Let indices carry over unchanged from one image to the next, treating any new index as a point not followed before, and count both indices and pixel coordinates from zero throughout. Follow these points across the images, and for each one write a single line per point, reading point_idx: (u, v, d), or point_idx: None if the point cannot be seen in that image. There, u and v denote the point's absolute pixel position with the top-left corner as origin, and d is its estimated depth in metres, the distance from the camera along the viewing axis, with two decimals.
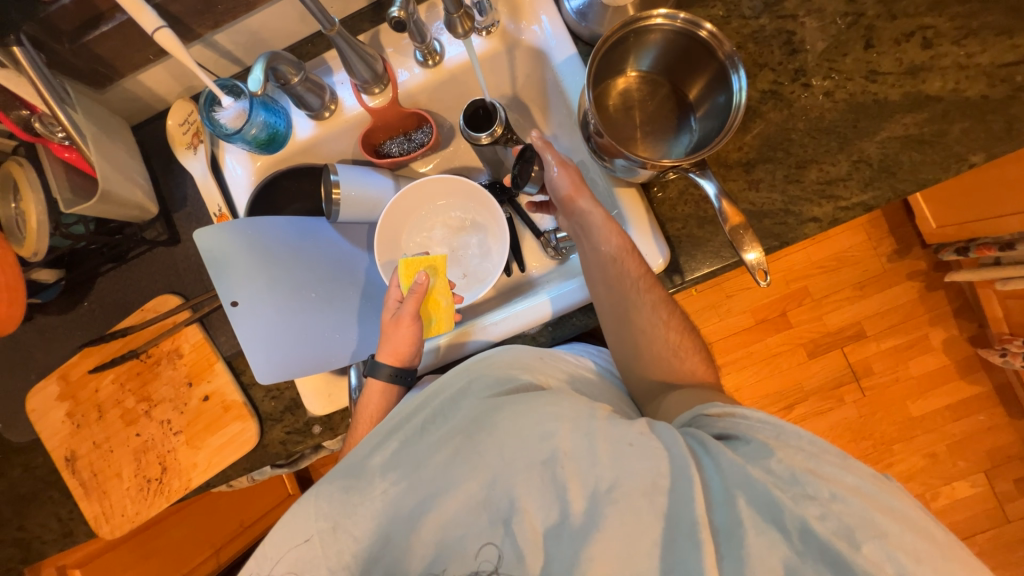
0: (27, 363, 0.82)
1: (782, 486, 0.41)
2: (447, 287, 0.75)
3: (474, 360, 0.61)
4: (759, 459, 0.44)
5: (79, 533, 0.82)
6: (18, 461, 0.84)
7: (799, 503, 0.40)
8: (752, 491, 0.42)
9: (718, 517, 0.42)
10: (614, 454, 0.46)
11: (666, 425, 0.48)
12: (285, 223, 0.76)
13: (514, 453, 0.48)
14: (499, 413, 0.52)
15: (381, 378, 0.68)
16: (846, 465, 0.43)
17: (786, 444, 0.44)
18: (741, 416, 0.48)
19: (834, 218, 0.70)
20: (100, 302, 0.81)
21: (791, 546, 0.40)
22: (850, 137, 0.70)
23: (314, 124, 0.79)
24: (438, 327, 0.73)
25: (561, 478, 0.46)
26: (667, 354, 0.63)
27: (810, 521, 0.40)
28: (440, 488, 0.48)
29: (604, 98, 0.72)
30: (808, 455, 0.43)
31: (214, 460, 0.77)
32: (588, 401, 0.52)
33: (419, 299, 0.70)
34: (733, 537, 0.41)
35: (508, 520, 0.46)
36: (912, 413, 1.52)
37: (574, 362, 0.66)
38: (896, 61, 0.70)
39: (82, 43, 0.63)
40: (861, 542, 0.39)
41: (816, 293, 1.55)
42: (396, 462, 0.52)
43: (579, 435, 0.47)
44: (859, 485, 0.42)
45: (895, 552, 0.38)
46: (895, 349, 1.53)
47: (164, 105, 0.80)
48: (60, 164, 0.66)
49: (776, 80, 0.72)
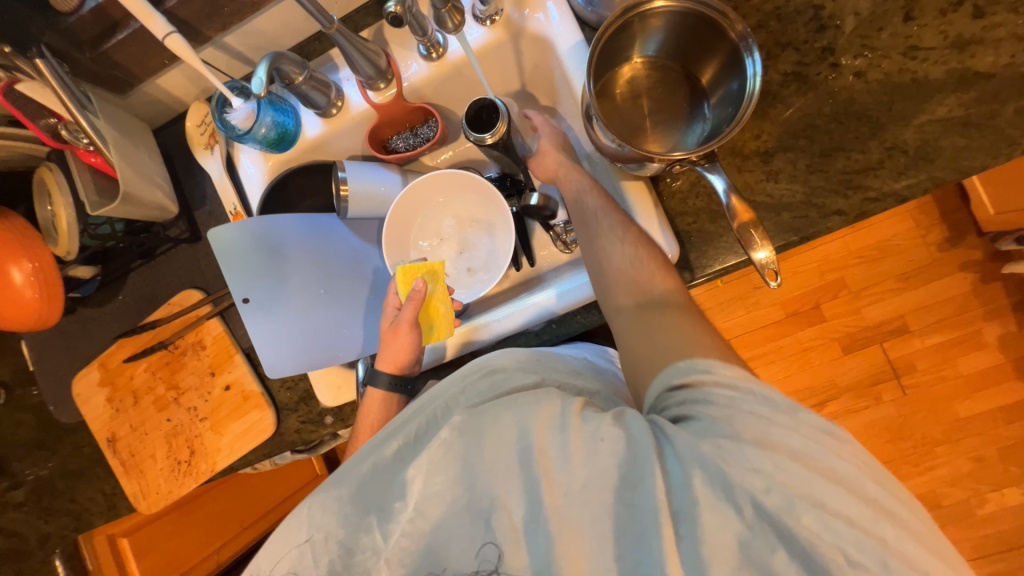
0: (72, 351, 0.90)
1: (730, 461, 0.42)
2: (446, 293, 0.74)
3: (470, 364, 0.61)
4: (709, 436, 0.45)
5: (122, 507, 0.90)
6: (70, 439, 0.92)
7: (746, 477, 0.41)
8: (705, 467, 0.43)
9: (677, 500, 0.43)
10: (586, 451, 0.46)
11: (634, 414, 0.48)
12: (294, 219, 0.77)
13: (492, 455, 0.48)
14: (482, 414, 0.51)
15: (380, 387, 0.71)
16: (792, 427, 0.44)
17: (737, 416, 0.46)
18: (698, 388, 0.50)
19: (861, 210, 0.64)
20: (133, 296, 0.86)
21: (743, 520, 0.41)
22: (883, 122, 0.64)
23: (322, 121, 0.80)
24: (438, 333, 0.73)
25: (536, 474, 0.46)
26: (626, 266, 0.63)
27: (756, 494, 0.40)
28: (427, 490, 0.49)
29: (610, 88, 0.69)
30: (758, 424, 0.45)
31: (236, 445, 0.81)
32: (564, 395, 0.52)
33: (417, 305, 0.70)
34: (689, 518, 0.42)
35: (488, 517, 0.47)
36: (958, 414, 1.41)
37: (577, 364, 0.66)
38: (940, 35, 0.63)
39: (101, 51, 0.66)
40: (801, 513, 0.39)
41: (854, 284, 1.46)
42: (389, 468, 0.53)
43: (553, 433, 0.48)
44: (803, 447, 0.43)
45: (831, 520, 0.39)
46: (942, 345, 1.42)
47: (183, 107, 0.83)
48: (86, 168, 0.70)
49: (800, 61, 0.66)
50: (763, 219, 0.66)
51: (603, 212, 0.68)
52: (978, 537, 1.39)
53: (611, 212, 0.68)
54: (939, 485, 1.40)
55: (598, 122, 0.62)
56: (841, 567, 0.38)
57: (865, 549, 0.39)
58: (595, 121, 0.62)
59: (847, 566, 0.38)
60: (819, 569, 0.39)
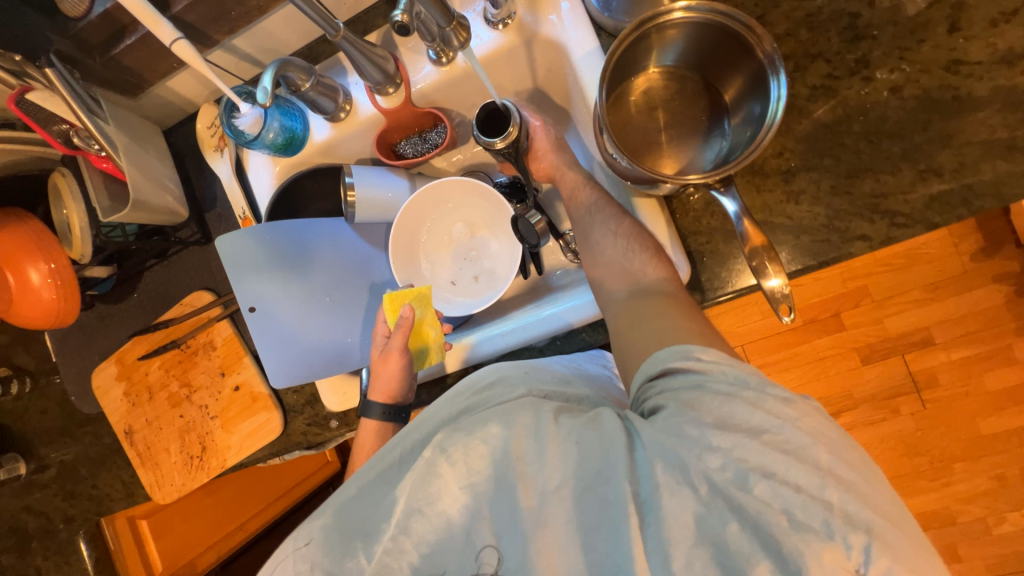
0: (91, 345, 0.92)
1: (688, 445, 0.44)
2: (435, 318, 0.75)
3: (457, 385, 0.60)
4: (673, 421, 0.46)
5: (139, 494, 0.94)
6: (91, 428, 0.96)
7: (701, 458, 0.43)
8: (665, 454, 0.45)
9: (643, 489, 0.44)
10: (561, 454, 0.48)
11: (610, 414, 0.51)
12: (326, 223, 0.81)
13: (471, 470, 0.49)
14: (462, 432, 0.51)
15: (374, 418, 0.72)
16: (754, 405, 0.45)
17: (704, 400, 0.47)
18: (673, 376, 0.51)
19: (888, 236, 0.61)
20: (147, 294, 0.88)
21: (698, 497, 0.42)
22: (917, 142, 0.60)
23: (330, 126, 0.79)
24: (428, 358, 0.74)
25: (513, 478, 0.48)
26: (616, 254, 0.65)
27: (709, 471, 0.42)
28: (410, 510, 0.49)
29: (623, 98, 0.66)
30: (723, 403, 0.46)
31: (245, 444, 0.84)
32: (538, 404, 0.53)
33: (405, 333, 0.71)
34: (654, 506, 0.43)
35: (469, 527, 0.48)
36: (981, 431, 1.36)
37: (565, 372, 0.64)
38: (988, 48, 0.58)
39: (110, 56, 0.66)
40: (753, 485, 0.41)
41: (878, 293, 1.40)
42: (376, 486, 0.55)
43: (529, 439, 0.49)
44: (763, 424, 0.44)
45: (783, 489, 0.40)
46: (968, 359, 1.37)
47: (194, 108, 0.82)
48: (97, 173, 0.71)
49: (830, 73, 0.62)
50: (782, 242, 0.63)
51: (610, 228, 0.67)
52: (993, 556, 1.35)
53: (636, 236, 0.65)
54: (955, 502, 1.36)
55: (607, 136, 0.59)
56: (786, 532, 0.39)
57: (811, 512, 0.39)
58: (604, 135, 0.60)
59: (792, 531, 0.39)
60: (770, 540, 0.39)
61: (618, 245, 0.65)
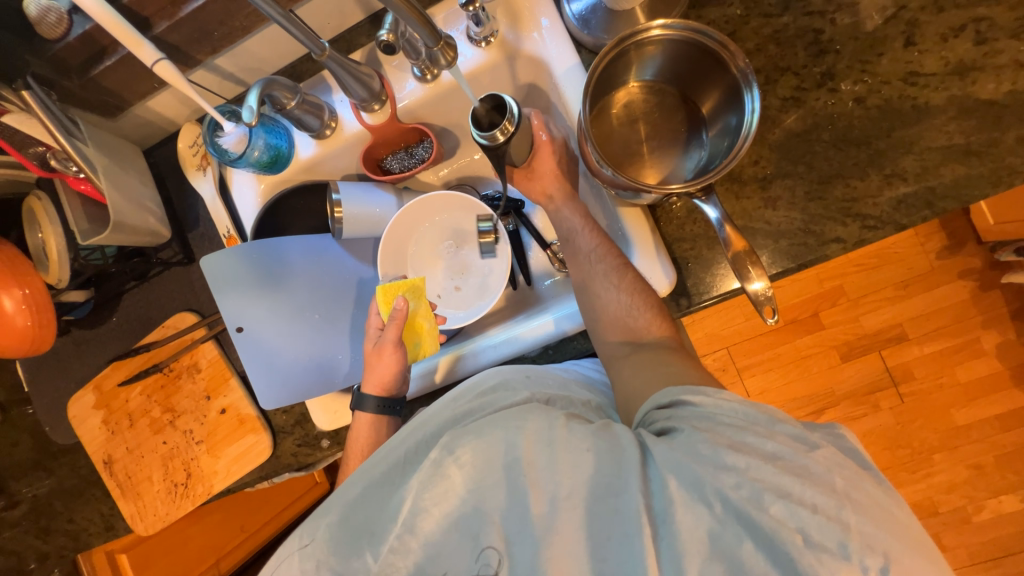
0: (67, 373, 0.89)
1: (702, 462, 0.45)
2: (429, 309, 0.76)
3: (458, 388, 0.61)
4: (687, 440, 0.47)
5: (119, 528, 0.90)
6: (67, 459, 0.92)
7: (715, 475, 0.44)
8: (680, 472, 0.45)
9: (656, 502, 0.45)
10: (572, 462, 0.48)
11: (622, 427, 0.52)
12: (312, 240, 0.81)
13: (482, 468, 0.49)
14: (471, 433, 0.52)
15: (368, 411, 0.72)
16: (766, 434, 0.46)
17: (715, 427, 0.49)
18: (684, 407, 0.53)
19: (860, 238, 0.64)
20: (126, 318, 0.85)
21: (713, 514, 0.43)
22: (883, 149, 0.63)
23: (316, 143, 0.79)
24: (423, 350, 0.75)
25: (522, 483, 0.48)
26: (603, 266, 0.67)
27: (723, 488, 0.43)
28: (416, 508, 0.49)
29: (606, 111, 0.68)
30: (735, 432, 0.48)
31: (233, 469, 0.81)
32: (548, 410, 0.54)
33: (399, 326, 0.72)
34: (667, 520, 0.44)
35: (476, 529, 0.48)
36: (956, 422, 1.42)
37: (567, 376, 0.65)
38: (940, 61, 0.62)
39: (89, 77, 0.65)
40: (768, 504, 0.42)
41: (853, 293, 1.45)
42: (381, 486, 0.54)
43: (541, 446, 0.50)
44: (777, 451, 0.45)
45: (798, 510, 0.41)
46: (941, 353, 1.43)
47: (175, 128, 0.81)
48: (75, 196, 0.70)
49: (798, 85, 0.65)
50: (761, 247, 0.65)
51: (604, 271, 0.67)
52: (974, 543, 1.40)
53: (614, 271, 0.67)
54: (937, 492, 1.41)
55: (588, 145, 0.60)
56: (801, 550, 0.40)
57: (826, 532, 0.40)
58: (585, 145, 0.61)
59: (807, 549, 0.40)
60: (783, 556, 0.40)
61: (614, 272, 0.66)
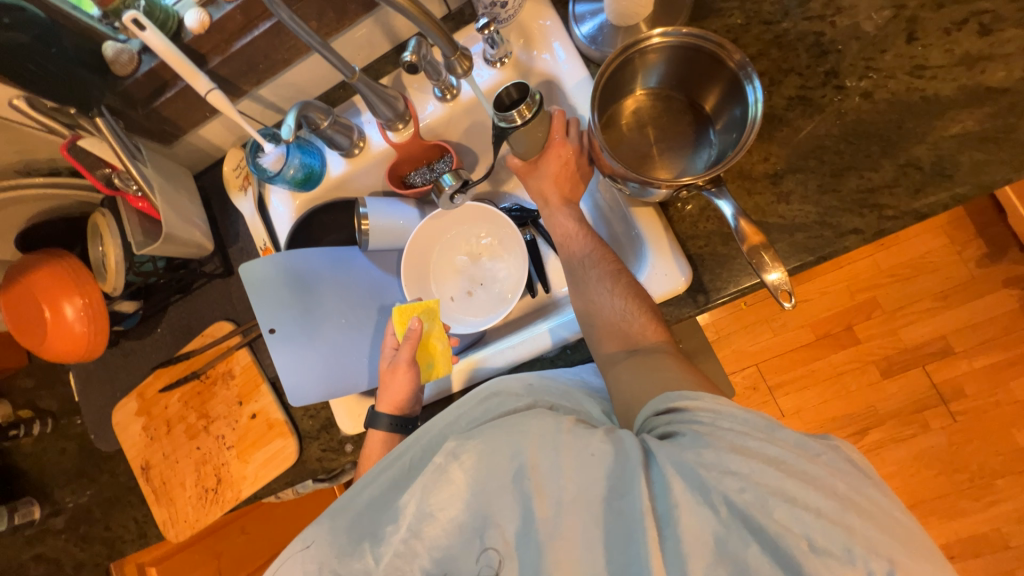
0: (114, 383, 0.95)
1: (707, 466, 0.43)
2: (443, 331, 0.78)
3: (463, 396, 0.61)
4: (689, 444, 0.45)
5: (151, 535, 0.93)
6: (107, 467, 0.96)
7: (720, 478, 0.42)
8: (684, 473, 0.43)
9: (660, 505, 0.43)
10: (577, 465, 0.46)
11: (626, 432, 0.49)
12: (344, 252, 0.87)
13: (485, 473, 0.48)
14: (475, 437, 0.51)
15: (381, 429, 0.72)
16: (769, 437, 0.45)
17: (717, 428, 0.46)
18: (680, 413, 0.50)
19: (879, 228, 0.63)
20: (169, 329, 0.91)
21: (718, 518, 0.41)
22: (895, 140, 0.64)
23: (346, 161, 0.85)
24: (435, 371, 0.75)
25: (528, 488, 0.46)
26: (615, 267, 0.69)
27: (729, 493, 0.41)
28: (422, 513, 0.48)
29: (616, 119, 0.71)
30: (737, 436, 0.45)
31: (260, 474, 0.83)
32: (554, 413, 0.52)
33: (414, 345, 0.74)
34: (673, 522, 0.42)
35: (483, 530, 0.47)
36: (1019, 443, 1.30)
37: (573, 384, 0.65)
38: (946, 53, 0.63)
39: (152, 107, 0.73)
40: (773, 508, 0.40)
41: (888, 304, 1.39)
42: (386, 495, 0.54)
43: (545, 450, 0.48)
44: (779, 455, 0.43)
45: (802, 514, 0.39)
46: (992, 368, 1.34)
47: (221, 154, 0.90)
48: (134, 213, 0.78)
49: (803, 85, 0.67)
50: (777, 241, 0.65)
51: (598, 276, 0.69)
52: None
53: (608, 276, 0.68)
54: (1005, 522, 1.28)
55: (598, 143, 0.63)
56: (806, 554, 0.38)
57: (830, 536, 0.38)
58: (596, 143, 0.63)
59: (812, 554, 0.38)
60: (788, 560, 0.39)
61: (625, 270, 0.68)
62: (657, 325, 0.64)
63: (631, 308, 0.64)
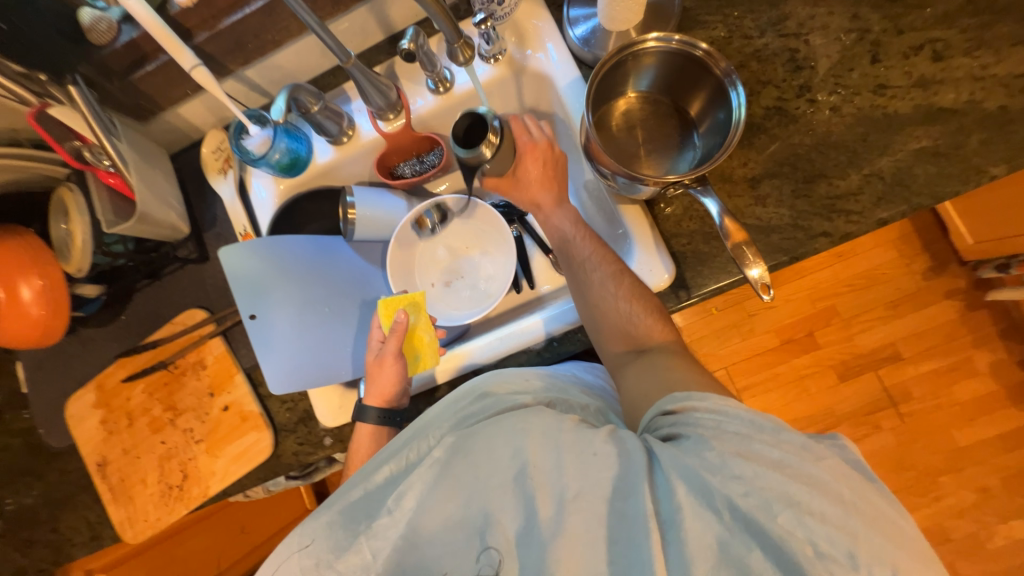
0: (68, 373, 0.89)
1: (711, 470, 0.43)
2: (429, 322, 0.77)
3: (459, 391, 0.61)
4: (694, 448, 0.46)
5: (105, 537, 0.87)
6: (56, 465, 0.89)
7: (723, 483, 0.42)
8: (688, 477, 0.44)
9: (664, 508, 0.43)
10: (578, 464, 0.46)
11: (628, 433, 0.50)
12: (327, 240, 0.85)
13: (486, 472, 0.48)
14: (477, 436, 0.51)
15: (368, 422, 0.71)
16: (774, 442, 0.45)
17: (722, 433, 0.47)
18: (687, 415, 0.51)
19: (844, 232, 0.68)
20: (135, 316, 0.86)
21: (722, 523, 0.41)
22: (860, 152, 0.69)
23: (333, 149, 0.84)
24: (423, 364, 0.75)
25: (530, 488, 0.46)
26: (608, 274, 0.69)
27: (733, 497, 0.41)
28: (421, 507, 0.49)
29: (606, 119, 0.74)
30: (742, 441, 0.46)
31: (231, 469, 0.80)
32: (556, 412, 0.52)
33: (401, 338, 0.72)
34: (676, 526, 0.42)
35: (483, 532, 0.46)
36: (958, 443, 1.41)
37: (568, 381, 0.66)
38: (905, 75, 0.70)
39: (129, 80, 0.70)
40: (777, 512, 0.40)
41: (846, 312, 1.48)
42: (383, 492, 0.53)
43: (547, 448, 0.48)
44: (784, 459, 0.44)
45: (806, 520, 0.40)
46: (935, 373, 1.44)
47: (199, 135, 0.87)
48: (105, 190, 0.74)
49: (780, 96, 0.72)
50: (754, 241, 0.69)
51: (592, 266, 0.70)
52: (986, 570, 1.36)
53: (611, 278, 0.68)
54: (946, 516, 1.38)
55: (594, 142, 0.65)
56: (810, 560, 0.38)
57: (834, 541, 0.39)
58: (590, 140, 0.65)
59: (816, 560, 0.38)
60: (793, 567, 0.39)
61: (613, 266, 0.70)
62: (654, 306, 0.67)
63: (624, 299, 0.67)
